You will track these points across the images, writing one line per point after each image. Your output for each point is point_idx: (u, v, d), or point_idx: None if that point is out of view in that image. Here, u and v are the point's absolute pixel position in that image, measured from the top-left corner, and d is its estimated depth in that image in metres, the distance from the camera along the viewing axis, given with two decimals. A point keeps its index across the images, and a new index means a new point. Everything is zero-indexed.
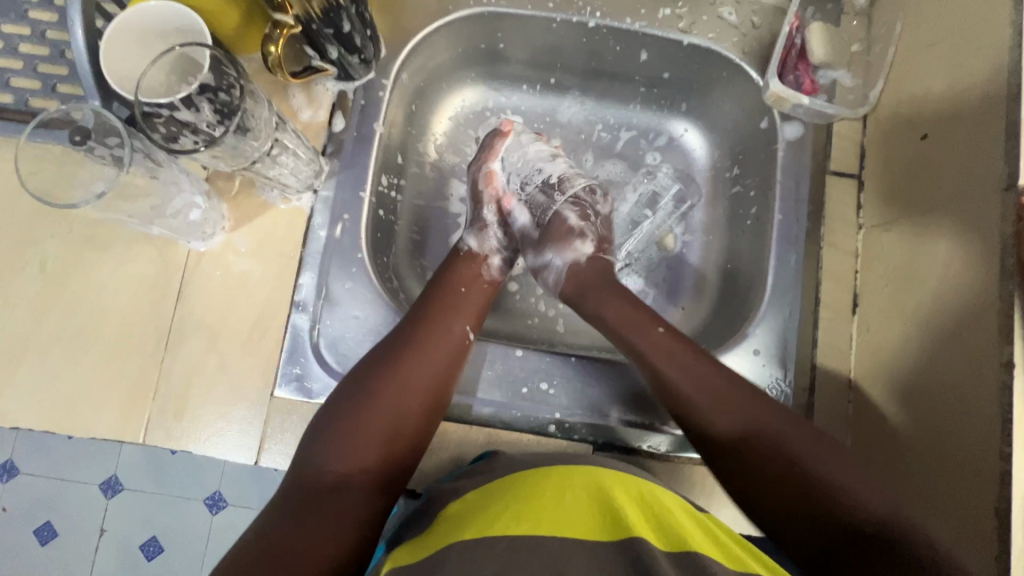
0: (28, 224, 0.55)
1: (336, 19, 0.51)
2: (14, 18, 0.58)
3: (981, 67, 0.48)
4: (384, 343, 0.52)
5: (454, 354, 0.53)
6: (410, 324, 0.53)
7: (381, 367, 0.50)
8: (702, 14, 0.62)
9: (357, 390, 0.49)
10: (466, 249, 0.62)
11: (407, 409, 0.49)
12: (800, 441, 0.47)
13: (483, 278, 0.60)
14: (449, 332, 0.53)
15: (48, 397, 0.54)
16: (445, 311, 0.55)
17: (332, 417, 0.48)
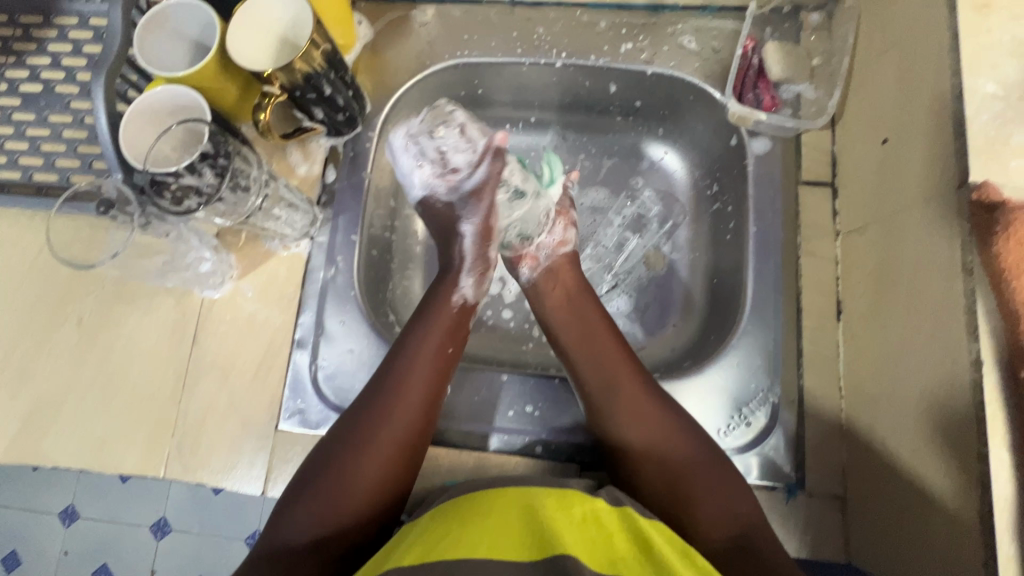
0: (67, 284, 0.63)
1: (316, 84, 0.56)
2: (60, 108, 0.68)
3: (927, 70, 0.48)
4: (362, 402, 0.52)
5: (429, 408, 0.53)
6: (388, 382, 0.53)
7: (359, 428, 0.50)
8: (662, 45, 0.66)
9: (334, 443, 0.50)
10: (458, 294, 0.60)
11: (381, 469, 0.49)
12: (702, 456, 0.50)
13: (461, 322, 0.59)
14: (427, 385, 0.53)
15: (83, 438, 0.60)
16: (422, 363, 0.54)
17: (310, 482, 0.48)
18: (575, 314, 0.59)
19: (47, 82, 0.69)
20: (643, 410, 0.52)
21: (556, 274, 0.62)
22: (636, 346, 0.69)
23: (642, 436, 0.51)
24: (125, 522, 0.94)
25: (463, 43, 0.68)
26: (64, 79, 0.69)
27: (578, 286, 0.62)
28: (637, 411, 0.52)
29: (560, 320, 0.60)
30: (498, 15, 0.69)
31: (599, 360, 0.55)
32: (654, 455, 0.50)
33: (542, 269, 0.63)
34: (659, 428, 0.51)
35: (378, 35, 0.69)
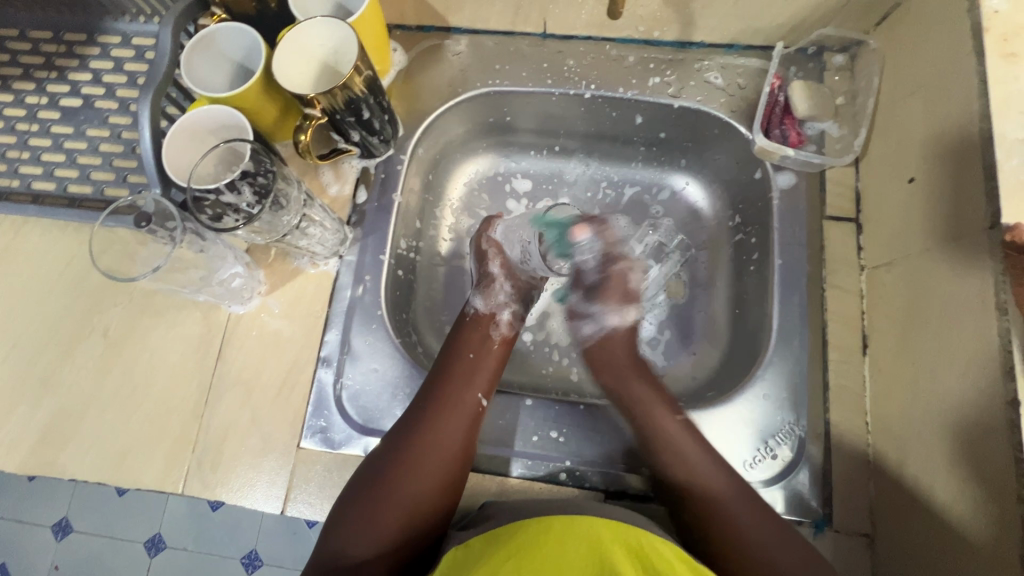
0: (97, 295, 0.64)
1: (357, 109, 0.58)
2: (98, 122, 0.69)
3: (955, 114, 0.50)
4: (397, 426, 0.55)
5: (467, 422, 0.56)
6: (419, 406, 0.56)
7: (397, 450, 0.54)
8: (689, 80, 0.68)
9: (382, 466, 0.53)
10: (472, 311, 0.66)
11: (418, 491, 0.52)
12: (738, 494, 0.52)
13: (489, 345, 0.62)
14: (460, 402, 0.56)
15: (102, 451, 0.59)
16: (449, 385, 0.57)
17: (361, 502, 0.51)
18: (627, 373, 0.62)
19: (88, 97, 0.70)
20: (699, 464, 0.54)
21: (605, 344, 0.66)
22: (657, 374, 0.69)
23: (695, 484, 0.53)
24: (115, 536, 1.07)
25: (494, 72, 0.70)
26: (104, 95, 0.70)
27: (627, 359, 0.64)
28: (694, 463, 0.54)
29: (621, 380, 0.62)
30: (529, 46, 0.71)
31: (637, 397, 0.60)
32: (711, 508, 0.52)
33: (595, 340, 0.66)
34: (717, 485, 0.53)
35: (412, 62, 0.71)
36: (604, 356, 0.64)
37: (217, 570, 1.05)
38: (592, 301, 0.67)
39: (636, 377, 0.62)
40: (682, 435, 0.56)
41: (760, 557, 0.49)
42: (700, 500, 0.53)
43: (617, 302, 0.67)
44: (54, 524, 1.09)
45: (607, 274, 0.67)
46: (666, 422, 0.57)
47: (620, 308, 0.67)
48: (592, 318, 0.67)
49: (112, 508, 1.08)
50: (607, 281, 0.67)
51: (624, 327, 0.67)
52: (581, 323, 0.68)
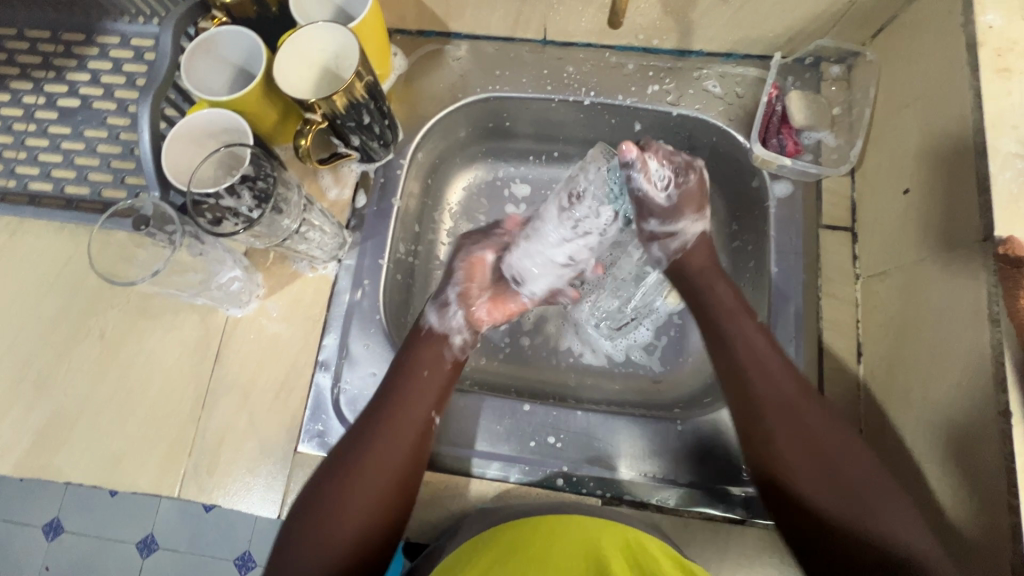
0: (93, 297, 0.63)
1: (357, 114, 0.58)
2: (96, 124, 0.69)
3: (950, 127, 0.50)
4: (330, 459, 0.53)
5: (417, 436, 0.55)
6: (352, 442, 0.54)
7: (330, 486, 0.52)
8: (687, 88, 0.68)
9: (329, 484, 0.52)
10: (426, 326, 0.62)
11: (351, 523, 0.50)
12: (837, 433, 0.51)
13: (418, 373, 0.58)
14: (408, 417, 0.55)
15: (97, 454, 0.59)
16: (378, 417, 0.55)
17: (293, 538, 0.50)
18: (713, 280, 0.61)
19: (85, 97, 0.70)
20: (774, 372, 0.54)
21: (688, 257, 0.63)
22: (654, 379, 0.70)
23: (767, 388, 0.53)
24: (107, 537, 1.07)
25: (495, 78, 0.71)
26: (102, 95, 0.70)
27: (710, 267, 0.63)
28: (767, 369, 0.54)
29: (711, 289, 0.61)
30: (529, 52, 0.71)
31: (732, 322, 0.58)
32: (777, 410, 0.52)
33: (679, 251, 0.63)
34: (786, 389, 0.53)
35: (413, 67, 0.71)
36: (709, 279, 0.61)
37: (210, 571, 1.05)
38: (673, 212, 0.61)
39: (722, 288, 0.61)
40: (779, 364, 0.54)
41: (806, 466, 0.50)
42: (762, 403, 0.53)
43: (692, 208, 0.63)
44: (43, 525, 1.08)
45: (681, 196, 0.61)
46: (743, 327, 0.57)
47: (696, 214, 0.63)
48: (681, 234, 0.63)
49: (105, 509, 1.08)
50: (680, 198, 0.62)
51: (697, 234, 0.64)
52: (663, 244, 0.63)
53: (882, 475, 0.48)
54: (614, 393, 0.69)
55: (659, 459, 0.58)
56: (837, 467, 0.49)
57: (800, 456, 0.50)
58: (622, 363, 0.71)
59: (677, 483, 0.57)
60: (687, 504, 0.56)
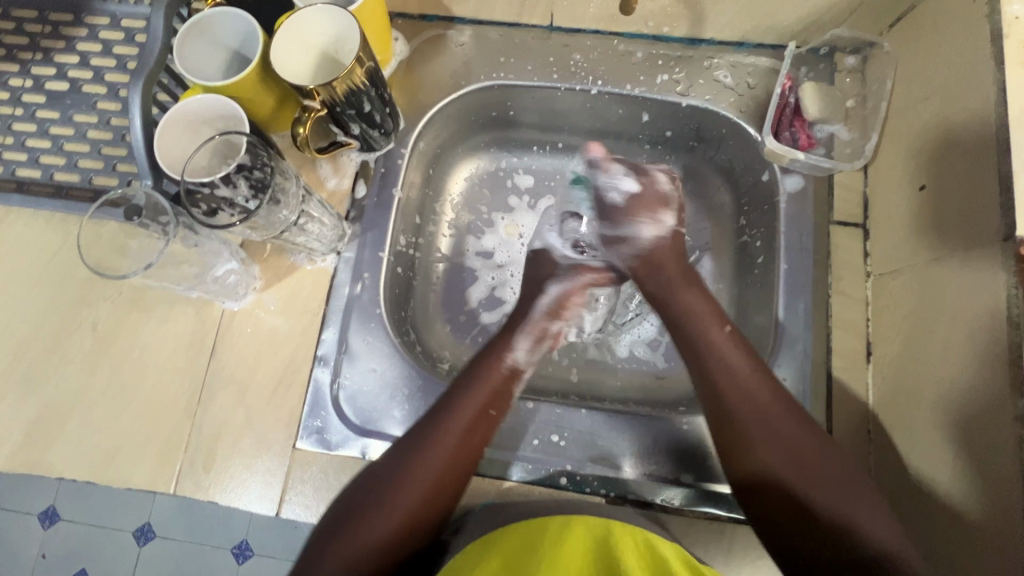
0: (85, 289, 0.62)
1: (357, 101, 0.56)
2: (85, 108, 0.66)
3: (971, 122, 0.49)
4: (367, 474, 0.51)
5: (468, 458, 0.52)
6: (391, 458, 0.51)
7: (364, 501, 0.49)
8: (698, 78, 0.66)
9: (376, 488, 0.49)
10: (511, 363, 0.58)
11: (380, 534, 0.47)
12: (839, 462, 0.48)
13: (485, 409, 0.54)
14: (465, 440, 0.52)
15: (90, 449, 0.58)
16: (428, 441, 0.51)
17: (315, 550, 0.47)
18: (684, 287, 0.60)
19: (74, 80, 0.67)
20: (746, 374, 0.52)
21: (646, 255, 0.63)
22: (658, 375, 0.69)
23: (741, 397, 0.51)
24: None
25: (499, 65, 0.68)
26: (91, 79, 0.67)
27: (675, 265, 0.62)
28: (738, 375, 0.52)
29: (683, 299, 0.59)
30: (535, 39, 0.69)
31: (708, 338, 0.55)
32: (757, 419, 0.50)
33: (637, 254, 0.64)
34: (764, 396, 0.51)
35: (414, 53, 0.69)
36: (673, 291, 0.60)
37: None
38: (622, 218, 0.65)
39: (694, 294, 0.59)
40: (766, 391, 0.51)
41: (790, 461, 0.48)
42: (739, 408, 0.51)
43: (647, 213, 0.65)
44: None
45: (633, 201, 0.65)
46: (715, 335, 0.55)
47: (651, 217, 0.64)
48: (631, 239, 0.65)
49: None
50: (632, 204, 0.65)
51: (670, 231, 0.65)
52: (617, 247, 0.65)
53: (856, 478, 0.47)
54: (618, 390, 0.68)
55: (662, 457, 0.57)
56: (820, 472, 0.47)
57: (784, 464, 0.48)
58: (625, 359, 0.70)
59: (680, 482, 0.56)
60: (692, 504, 0.55)
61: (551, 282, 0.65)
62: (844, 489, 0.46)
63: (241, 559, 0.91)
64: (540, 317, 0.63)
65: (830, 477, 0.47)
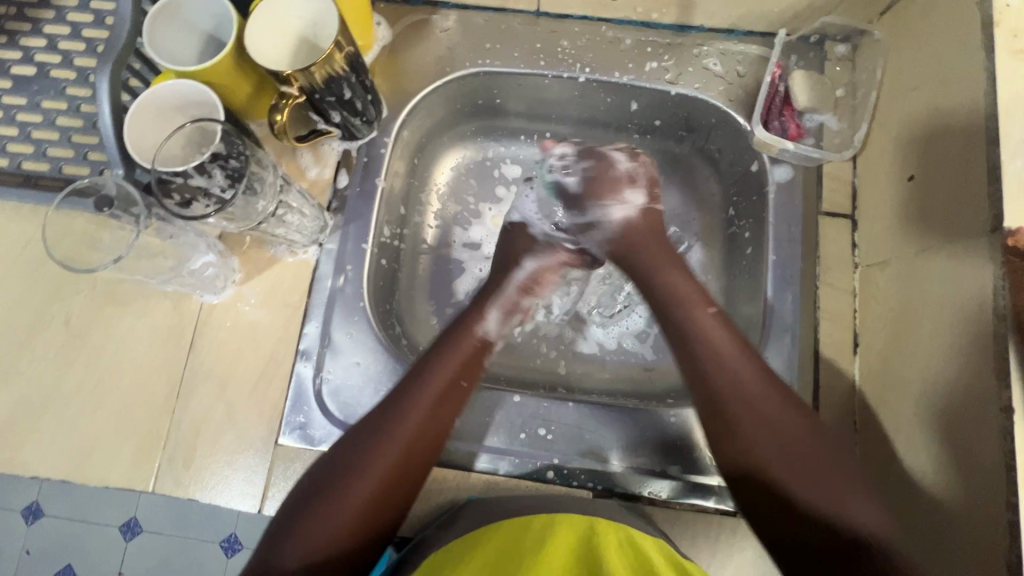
0: (56, 282, 0.59)
1: (337, 88, 0.54)
2: (54, 94, 0.64)
3: (961, 112, 0.48)
4: (335, 451, 0.50)
5: (435, 435, 0.52)
6: (360, 433, 0.50)
7: (331, 479, 0.48)
8: (687, 65, 0.65)
9: (340, 465, 0.48)
10: (481, 332, 0.58)
11: (344, 511, 0.46)
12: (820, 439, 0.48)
13: (457, 380, 0.54)
14: (431, 416, 0.52)
15: (64, 447, 0.56)
16: (399, 414, 0.51)
17: (282, 528, 0.46)
18: (667, 264, 0.59)
19: (42, 65, 0.65)
20: (728, 350, 0.52)
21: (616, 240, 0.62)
22: (646, 367, 0.68)
23: (722, 376, 0.51)
24: None
25: (485, 52, 0.67)
26: (60, 63, 0.65)
27: (658, 247, 0.61)
28: (721, 355, 0.52)
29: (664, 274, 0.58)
30: (522, 24, 0.67)
31: (692, 313, 0.55)
32: (740, 399, 0.50)
33: (609, 238, 0.62)
34: (745, 374, 0.50)
35: (397, 38, 0.67)
36: (660, 268, 0.59)
37: None
38: (588, 202, 0.62)
39: (678, 274, 0.59)
40: (746, 364, 0.51)
41: (769, 435, 0.48)
42: (722, 389, 0.50)
43: (612, 193, 0.63)
44: None
45: (589, 184, 0.62)
46: (701, 317, 0.54)
47: (616, 197, 0.62)
48: (601, 223, 0.62)
49: None
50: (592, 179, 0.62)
51: (637, 209, 0.63)
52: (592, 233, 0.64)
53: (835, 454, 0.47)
54: (605, 382, 0.67)
55: (650, 450, 0.57)
56: (801, 452, 0.47)
57: (767, 445, 0.48)
58: (613, 351, 0.69)
59: (667, 474, 0.56)
60: (679, 496, 0.55)
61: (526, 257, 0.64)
62: (827, 468, 0.46)
63: (231, 553, 0.86)
64: (513, 294, 0.62)
65: (814, 456, 0.47)
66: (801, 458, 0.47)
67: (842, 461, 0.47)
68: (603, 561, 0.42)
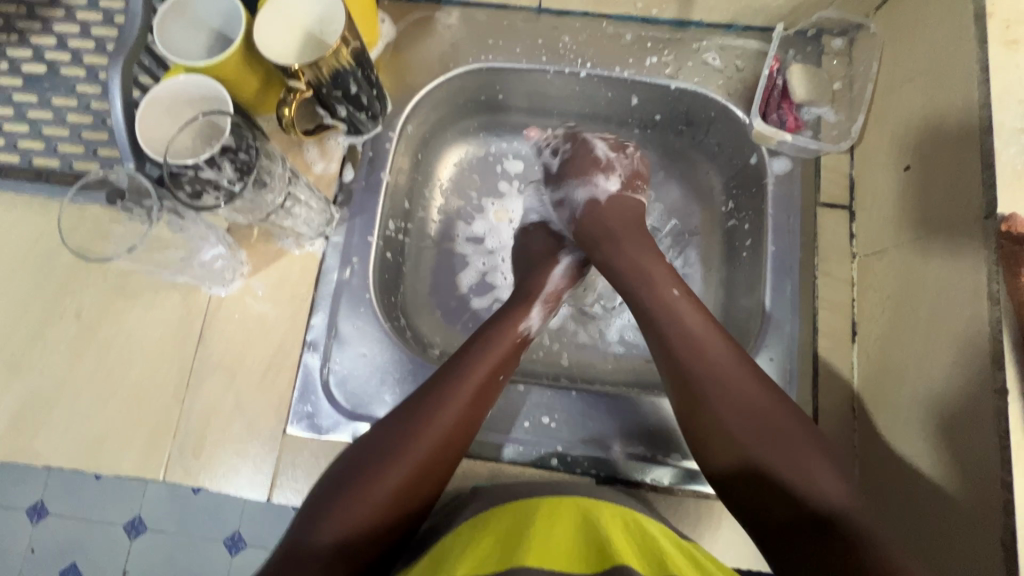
0: (67, 275, 0.60)
1: (343, 83, 0.56)
2: (64, 91, 0.65)
3: (955, 102, 0.49)
4: (374, 434, 0.50)
5: (467, 423, 0.52)
6: (394, 420, 0.51)
7: (371, 460, 0.48)
8: (686, 60, 0.66)
9: (381, 447, 0.49)
10: (526, 326, 0.60)
11: (382, 492, 0.46)
12: (777, 411, 0.48)
13: (495, 372, 0.55)
14: (474, 404, 0.52)
15: (76, 437, 0.57)
16: (440, 403, 0.51)
17: (316, 507, 0.46)
18: (632, 246, 0.61)
19: (52, 62, 0.66)
20: (692, 333, 0.53)
21: (602, 213, 0.64)
22: (647, 358, 0.69)
23: (690, 355, 0.52)
24: None
25: (488, 47, 0.68)
26: (70, 61, 0.66)
27: (625, 235, 0.62)
28: (691, 336, 0.53)
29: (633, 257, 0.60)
30: (523, 20, 0.68)
31: (657, 298, 0.56)
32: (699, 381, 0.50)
33: (579, 217, 0.65)
34: (714, 354, 0.51)
35: (401, 35, 0.68)
36: (613, 251, 0.61)
37: None
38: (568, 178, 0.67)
39: (653, 259, 0.59)
40: (710, 345, 0.52)
41: (725, 417, 0.49)
42: (690, 370, 0.51)
43: (590, 170, 0.66)
44: None
45: (602, 154, 0.67)
46: (667, 300, 0.56)
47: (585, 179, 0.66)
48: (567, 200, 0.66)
49: None
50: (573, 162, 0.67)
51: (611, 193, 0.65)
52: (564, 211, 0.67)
53: (795, 428, 0.47)
54: (607, 373, 0.68)
55: (651, 438, 0.58)
56: (762, 425, 0.47)
57: (733, 425, 0.48)
58: (615, 342, 0.70)
59: (669, 461, 0.57)
60: (680, 482, 0.56)
61: (561, 253, 0.67)
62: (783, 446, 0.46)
63: (234, 552, 0.86)
64: (552, 288, 0.64)
65: (772, 432, 0.47)
66: (759, 439, 0.47)
67: (805, 432, 0.47)
68: (611, 543, 0.43)
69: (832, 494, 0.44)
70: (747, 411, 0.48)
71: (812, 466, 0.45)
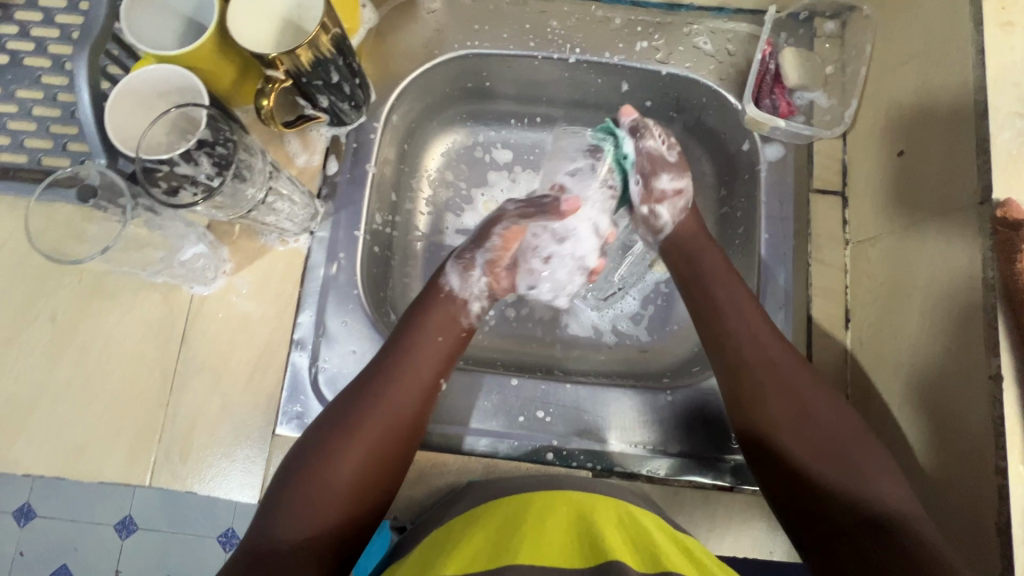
0: (40, 278, 0.58)
1: (324, 71, 0.53)
2: (28, 83, 0.61)
3: (950, 86, 0.49)
4: (322, 416, 0.50)
5: (420, 401, 0.52)
6: (350, 398, 0.50)
7: (318, 447, 0.48)
8: (677, 45, 0.65)
9: (326, 432, 0.48)
10: (448, 288, 0.59)
11: (336, 482, 0.46)
12: (835, 412, 0.49)
13: (435, 338, 0.55)
14: (415, 382, 0.52)
15: (56, 444, 0.55)
16: (382, 381, 0.51)
17: (273, 502, 0.46)
18: (703, 244, 0.61)
19: (15, 53, 0.62)
20: (755, 327, 0.54)
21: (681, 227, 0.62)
22: (641, 348, 0.69)
23: (754, 351, 0.53)
24: None
25: (474, 33, 0.66)
26: (34, 51, 0.62)
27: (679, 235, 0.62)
28: (746, 327, 0.54)
29: (699, 251, 0.60)
30: (510, 5, 0.66)
31: (721, 285, 0.57)
32: (773, 380, 0.51)
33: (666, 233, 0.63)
34: (777, 351, 0.52)
35: (383, 21, 0.66)
36: (700, 247, 0.61)
37: None
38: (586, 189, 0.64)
39: (713, 255, 0.60)
40: (763, 331, 0.54)
41: (796, 409, 0.50)
42: (756, 367, 0.52)
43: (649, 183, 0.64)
44: None
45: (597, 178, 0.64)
46: (728, 295, 0.57)
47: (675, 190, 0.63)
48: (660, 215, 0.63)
49: None
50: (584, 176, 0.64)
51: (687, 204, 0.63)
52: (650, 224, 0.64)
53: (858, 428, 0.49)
54: (602, 364, 0.67)
55: (647, 430, 0.58)
56: (822, 422, 0.49)
57: (796, 428, 0.49)
58: (608, 333, 0.70)
59: (666, 452, 0.57)
60: (677, 473, 0.56)
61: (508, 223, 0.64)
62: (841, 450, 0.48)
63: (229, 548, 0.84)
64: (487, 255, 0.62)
65: (834, 427, 0.49)
66: (829, 441, 0.48)
67: (861, 432, 0.48)
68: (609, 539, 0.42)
69: (884, 494, 0.45)
70: (818, 410, 0.50)
71: (866, 460, 0.47)
